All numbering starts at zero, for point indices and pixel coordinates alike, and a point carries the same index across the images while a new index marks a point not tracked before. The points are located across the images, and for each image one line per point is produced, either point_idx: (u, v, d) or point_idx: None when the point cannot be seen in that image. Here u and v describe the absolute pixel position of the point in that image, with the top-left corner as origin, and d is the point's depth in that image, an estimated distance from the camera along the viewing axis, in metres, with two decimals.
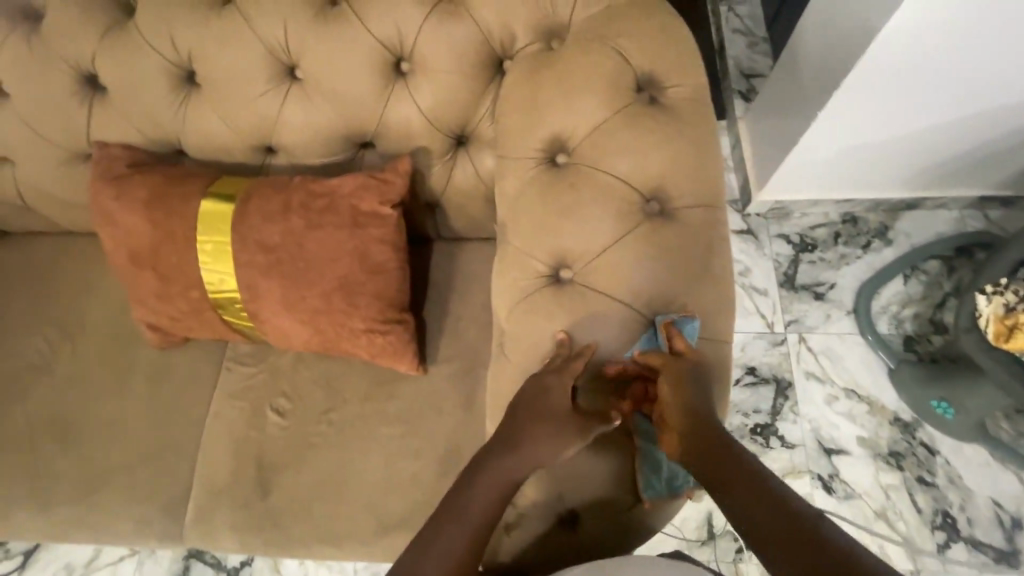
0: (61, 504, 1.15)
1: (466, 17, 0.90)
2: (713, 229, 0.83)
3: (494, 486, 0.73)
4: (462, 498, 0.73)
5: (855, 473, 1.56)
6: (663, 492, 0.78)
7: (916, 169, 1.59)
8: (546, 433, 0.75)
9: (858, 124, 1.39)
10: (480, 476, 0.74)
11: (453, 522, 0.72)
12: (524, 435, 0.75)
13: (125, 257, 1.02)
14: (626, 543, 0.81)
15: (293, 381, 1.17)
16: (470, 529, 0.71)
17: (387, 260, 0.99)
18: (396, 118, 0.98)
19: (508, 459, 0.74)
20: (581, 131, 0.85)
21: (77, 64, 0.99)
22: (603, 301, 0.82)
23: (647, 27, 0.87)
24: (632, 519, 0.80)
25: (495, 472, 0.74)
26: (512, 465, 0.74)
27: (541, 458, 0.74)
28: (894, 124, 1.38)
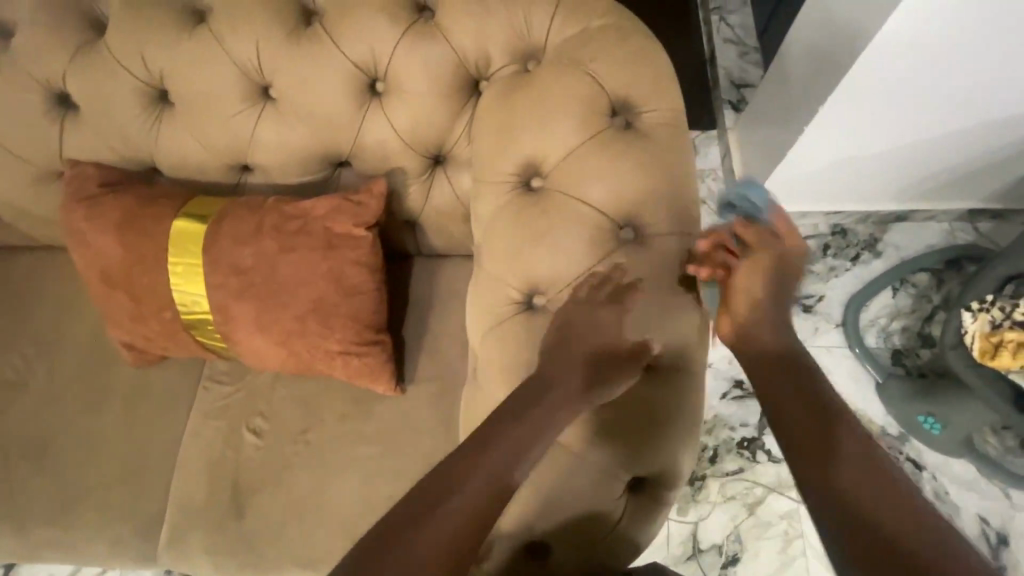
0: (35, 523, 1.13)
1: (441, 39, 0.89)
2: (687, 256, 0.81)
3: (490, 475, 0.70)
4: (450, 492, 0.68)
5: None
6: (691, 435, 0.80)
7: (905, 182, 1.58)
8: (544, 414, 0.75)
9: (846, 138, 1.39)
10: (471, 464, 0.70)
11: (440, 514, 0.66)
12: (515, 421, 0.74)
13: (96, 277, 1.01)
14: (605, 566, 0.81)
15: (269, 400, 1.16)
16: (458, 519, 0.66)
17: (362, 282, 0.97)
18: (371, 138, 0.97)
19: (501, 447, 0.72)
20: (555, 155, 0.84)
21: (49, 83, 0.98)
22: (571, 327, 0.79)
23: (622, 49, 0.86)
24: (612, 540, 0.80)
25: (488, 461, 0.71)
26: (506, 453, 0.72)
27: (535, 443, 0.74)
28: (881, 138, 1.38)
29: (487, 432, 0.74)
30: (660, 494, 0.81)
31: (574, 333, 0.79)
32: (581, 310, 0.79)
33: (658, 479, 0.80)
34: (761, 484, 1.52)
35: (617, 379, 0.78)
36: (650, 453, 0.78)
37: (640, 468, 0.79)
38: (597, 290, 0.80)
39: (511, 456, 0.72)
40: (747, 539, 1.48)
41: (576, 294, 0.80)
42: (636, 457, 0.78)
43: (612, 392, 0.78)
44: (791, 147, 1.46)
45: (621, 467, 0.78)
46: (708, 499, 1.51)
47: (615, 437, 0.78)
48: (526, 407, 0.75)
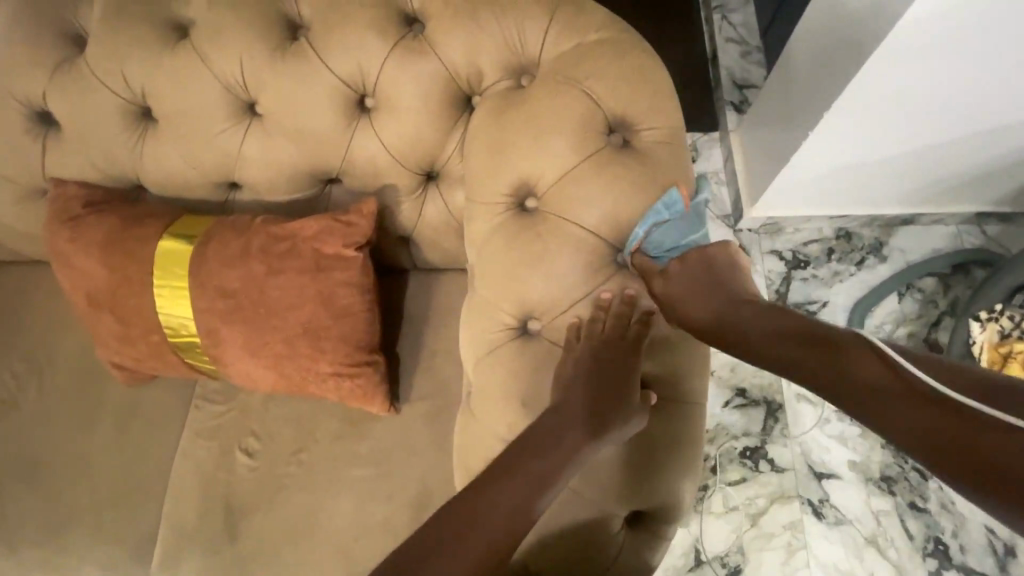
0: (26, 545, 1.12)
1: (431, 54, 0.86)
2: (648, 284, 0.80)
3: (503, 514, 0.67)
4: (460, 537, 0.65)
5: (846, 498, 1.49)
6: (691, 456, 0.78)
7: (911, 188, 1.54)
8: (558, 450, 0.71)
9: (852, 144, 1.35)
10: (483, 502, 0.68)
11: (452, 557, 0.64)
12: (526, 455, 0.71)
13: (82, 298, 0.99)
14: None
15: (262, 420, 1.14)
16: (470, 560, 0.64)
17: (353, 303, 0.95)
18: (360, 155, 0.94)
19: (513, 484, 0.69)
20: (549, 176, 0.81)
21: (30, 101, 0.95)
22: (572, 356, 0.76)
23: (618, 63, 0.82)
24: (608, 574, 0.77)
25: (502, 501, 0.68)
26: (521, 492, 0.68)
27: (552, 481, 0.69)
28: (887, 145, 1.35)
29: (501, 468, 0.70)
30: (660, 527, 0.78)
31: (587, 369, 0.74)
32: (594, 344, 0.75)
33: (658, 513, 0.77)
34: (763, 493, 1.49)
35: (630, 420, 0.72)
36: (650, 487, 0.76)
37: (639, 502, 0.76)
38: (611, 326, 0.76)
39: (525, 493, 0.68)
40: (750, 550, 1.46)
41: (580, 324, 0.78)
42: (636, 492, 0.76)
43: (623, 434, 0.73)
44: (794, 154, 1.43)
45: (620, 501, 0.76)
46: (710, 509, 1.49)
47: (613, 472, 0.75)
48: (542, 442, 0.71)
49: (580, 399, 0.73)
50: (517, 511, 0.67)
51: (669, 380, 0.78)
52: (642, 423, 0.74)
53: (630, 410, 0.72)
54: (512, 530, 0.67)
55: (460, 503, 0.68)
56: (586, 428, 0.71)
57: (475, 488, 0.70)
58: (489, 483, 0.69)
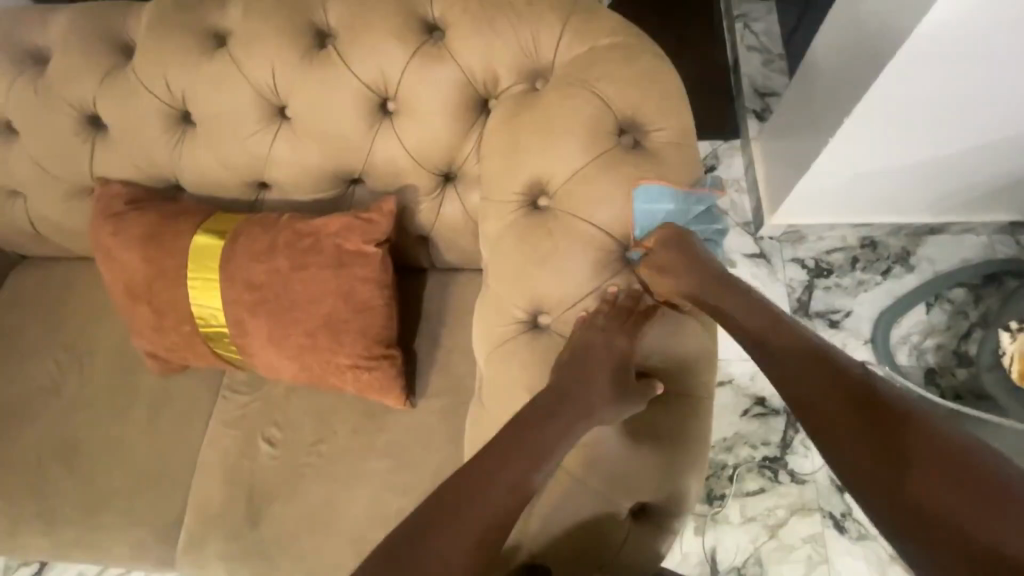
0: (63, 524, 1.18)
1: (450, 60, 0.90)
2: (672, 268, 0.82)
3: (501, 497, 0.70)
4: (458, 517, 0.68)
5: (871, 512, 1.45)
6: (696, 455, 0.78)
7: (937, 197, 1.53)
8: (559, 432, 0.73)
9: (872, 152, 1.35)
10: (482, 486, 0.71)
11: (457, 533, 0.68)
12: (523, 440, 0.73)
13: (121, 290, 1.05)
14: None
15: (284, 411, 1.18)
16: (471, 538, 0.68)
17: (372, 297, 0.99)
18: (383, 157, 0.98)
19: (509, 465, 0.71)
20: (560, 176, 0.84)
21: (81, 106, 1.03)
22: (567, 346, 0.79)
23: (630, 67, 0.85)
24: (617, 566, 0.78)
25: (496, 485, 0.70)
26: (515, 476, 0.71)
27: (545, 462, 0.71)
28: (914, 149, 1.33)
29: (496, 448, 0.74)
30: (666, 521, 0.79)
31: (583, 358, 0.77)
32: (596, 335, 0.77)
33: (662, 506, 0.78)
34: (782, 505, 1.47)
35: (626, 402, 0.75)
36: (655, 479, 0.76)
37: (642, 493, 0.77)
38: (613, 324, 0.77)
39: (522, 473, 0.71)
40: (769, 563, 1.43)
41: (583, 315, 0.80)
42: (638, 483, 0.76)
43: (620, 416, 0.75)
44: (815, 159, 1.42)
45: (622, 491, 0.77)
46: (727, 519, 1.47)
47: (615, 463, 0.77)
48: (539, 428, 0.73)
49: (580, 384, 0.75)
50: (512, 493, 0.71)
51: (673, 376, 0.80)
52: (639, 406, 0.76)
53: (630, 395, 0.75)
54: (504, 510, 0.69)
55: (457, 488, 0.71)
56: (586, 412, 0.74)
57: (473, 472, 0.72)
58: (487, 468, 0.72)
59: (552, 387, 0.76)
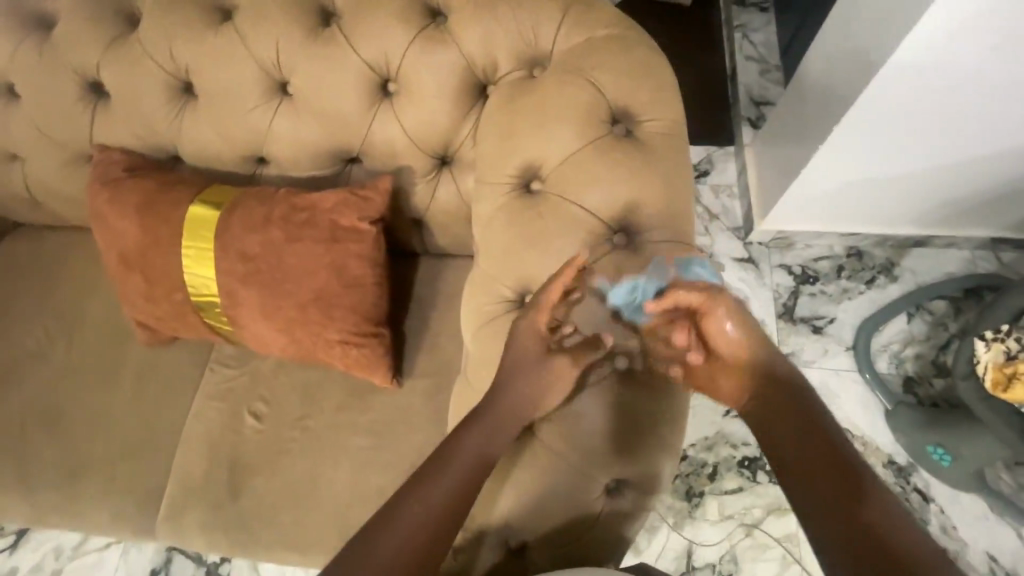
0: (45, 490, 1.19)
1: (451, 45, 0.92)
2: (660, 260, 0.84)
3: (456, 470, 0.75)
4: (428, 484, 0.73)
5: None
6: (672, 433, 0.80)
7: (923, 209, 1.56)
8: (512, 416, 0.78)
9: (860, 160, 1.38)
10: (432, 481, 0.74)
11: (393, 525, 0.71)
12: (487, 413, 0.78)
13: (115, 256, 1.06)
14: (596, 556, 0.81)
15: (271, 386, 1.19)
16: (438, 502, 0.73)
17: (364, 274, 1.01)
18: (381, 138, 1.00)
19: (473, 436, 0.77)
20: (553, 161, 0.86)
21: (84, 73, 1.04)
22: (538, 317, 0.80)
23: (627, 60, 0.87)
24: (594, 538, 0.80)
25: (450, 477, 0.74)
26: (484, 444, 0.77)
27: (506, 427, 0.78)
28: (901, 160, 1.36)
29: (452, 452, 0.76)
30: (642, 498, 0.80)
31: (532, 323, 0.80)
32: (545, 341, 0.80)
33: (637, 482, 0.80)
34: (760, 505, 1.49)
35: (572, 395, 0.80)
36: (629, 455, 0.79)
37: (618, 467, 0.79)
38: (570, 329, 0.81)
39: (479, 465, 0.76)
40: (743, 560, 1.46)
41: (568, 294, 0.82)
42: (616, 456, 0.79)
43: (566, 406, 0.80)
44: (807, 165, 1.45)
45: (599, 465, 0.79)
46: (705, 516, 1.50)
47: (594, 437, 0.79)
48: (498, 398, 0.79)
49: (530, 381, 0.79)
50: (470, 467, 0.75)
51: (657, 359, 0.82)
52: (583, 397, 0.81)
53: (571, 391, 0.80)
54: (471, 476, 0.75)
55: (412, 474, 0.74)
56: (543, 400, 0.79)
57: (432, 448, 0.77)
58: (441, 462, 0.75)
59: (511, 358, 0.80)
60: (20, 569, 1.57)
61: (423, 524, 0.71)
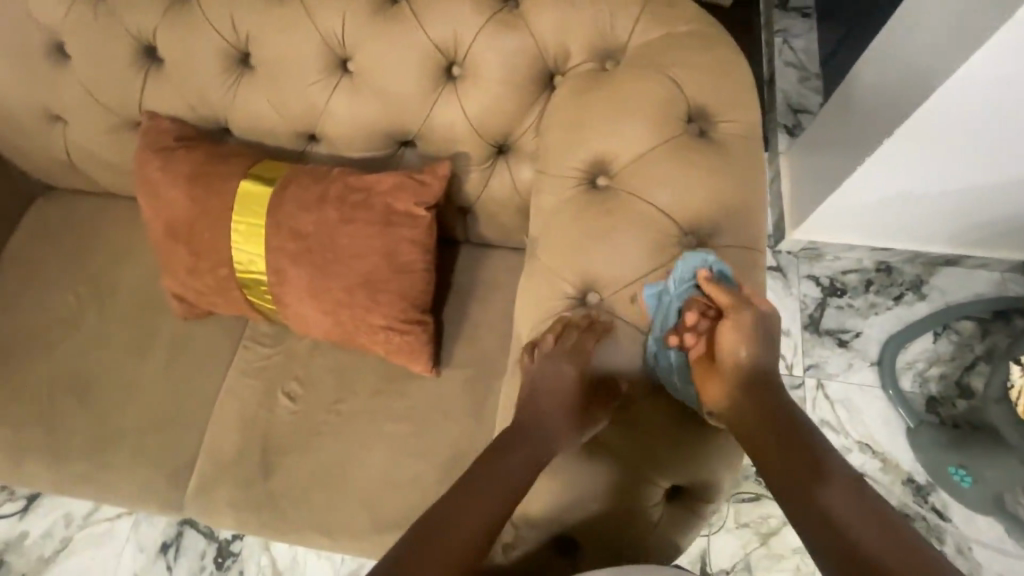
0: (71, 457, 1.17)
1: (525, 29, 0.89)
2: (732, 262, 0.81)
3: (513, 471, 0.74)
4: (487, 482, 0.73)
5: None
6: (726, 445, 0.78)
7: (958, 227, 1.53)
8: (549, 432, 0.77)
9: (905, 174, 1.34)
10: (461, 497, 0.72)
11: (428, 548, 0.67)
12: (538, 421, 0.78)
13: (161, 226, 1.04)
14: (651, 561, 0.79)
15: (306, 367, 1.18)
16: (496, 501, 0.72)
17: (415, 260, 0.99)
18: (441, 122, 0.98)
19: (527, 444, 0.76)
20: (625, 157, 0.84)
21: (140, 36, 1.01)
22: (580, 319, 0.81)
23: (707, 58, 0.85)
24: (647, 544, 0.78)
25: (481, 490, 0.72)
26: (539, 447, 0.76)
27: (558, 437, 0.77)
28: (946, 177, 1.33)
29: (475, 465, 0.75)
30: (700, 506, 0.79)
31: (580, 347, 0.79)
32: (552, 363, 0.79)
33: (696, 490, 0.78)
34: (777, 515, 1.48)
35: (585, 423, 0.77)
36: (684, 462, 0.77)
37: (674, 474, 0.77)
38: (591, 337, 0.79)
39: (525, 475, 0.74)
40: (757, 569, 1.45)
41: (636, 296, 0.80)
42: (674, 463, 0.77)
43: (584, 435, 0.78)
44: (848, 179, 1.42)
45: (656, 471, 0.77)
46: (721, 522, 1.49)
47: (653, 441, 0.78)
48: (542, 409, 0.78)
49: (551, 404, 0.78)
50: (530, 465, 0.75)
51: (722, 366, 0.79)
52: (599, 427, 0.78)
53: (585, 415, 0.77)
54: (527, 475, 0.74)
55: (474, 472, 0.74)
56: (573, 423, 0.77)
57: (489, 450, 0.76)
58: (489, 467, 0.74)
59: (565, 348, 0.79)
60: (31, 533, 1.55)
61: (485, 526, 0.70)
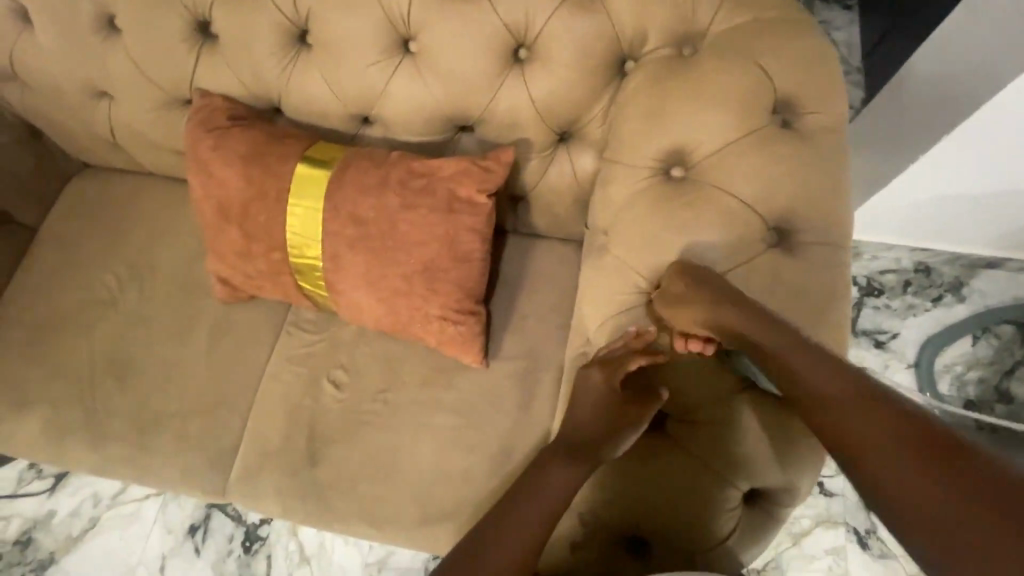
0: (114, 439, 1.16)
1: (601, 12, 0.85)
2: (824, 261, 0.77)
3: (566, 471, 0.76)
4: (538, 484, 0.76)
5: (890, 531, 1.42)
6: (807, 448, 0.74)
7: (1003, 230, 1.40)
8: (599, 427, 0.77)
9: (947, 180, 1.23)
10: (518, 505, 0.75)
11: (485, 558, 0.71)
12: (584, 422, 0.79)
13: (213, 208, 1.02)
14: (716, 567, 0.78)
15: (352, 355, 1.16)
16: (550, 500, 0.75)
17: (474, 250, 0.96)
18: (505, 107, 0.95)
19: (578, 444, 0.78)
20: (705, 148, 0.81)
21: (194, 10, 0.98)
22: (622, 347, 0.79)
23: (795, 47, 0.82)
24: (721, 548, 0.77)
25: (537, 494, 0.75)
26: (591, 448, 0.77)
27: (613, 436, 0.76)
28: (986, 181, 1.22)
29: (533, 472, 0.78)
30: (772, 508, 0.78)
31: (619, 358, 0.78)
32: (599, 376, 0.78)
33: (775, 493, 0.76)
34: (808, 514, 1.43)
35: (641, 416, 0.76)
36: (757, 465, 0.74)
37: (750, 478, 0.75)
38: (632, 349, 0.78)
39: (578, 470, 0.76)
40: (789, 569, 1.40)
41: None
42: (747, 466, 0.75)
43: (624, 442, 0.77)
44: (878, 189, 1.34)
45: (729, 474, 0.75)
46: None
47: (725, 443, 0.75)
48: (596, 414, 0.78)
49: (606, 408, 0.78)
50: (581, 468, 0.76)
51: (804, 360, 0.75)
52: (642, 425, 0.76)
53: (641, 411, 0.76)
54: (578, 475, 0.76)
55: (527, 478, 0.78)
56: (616, 424, 0.76)
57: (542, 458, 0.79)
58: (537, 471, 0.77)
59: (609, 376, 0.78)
60: (58, 512, 1.53)
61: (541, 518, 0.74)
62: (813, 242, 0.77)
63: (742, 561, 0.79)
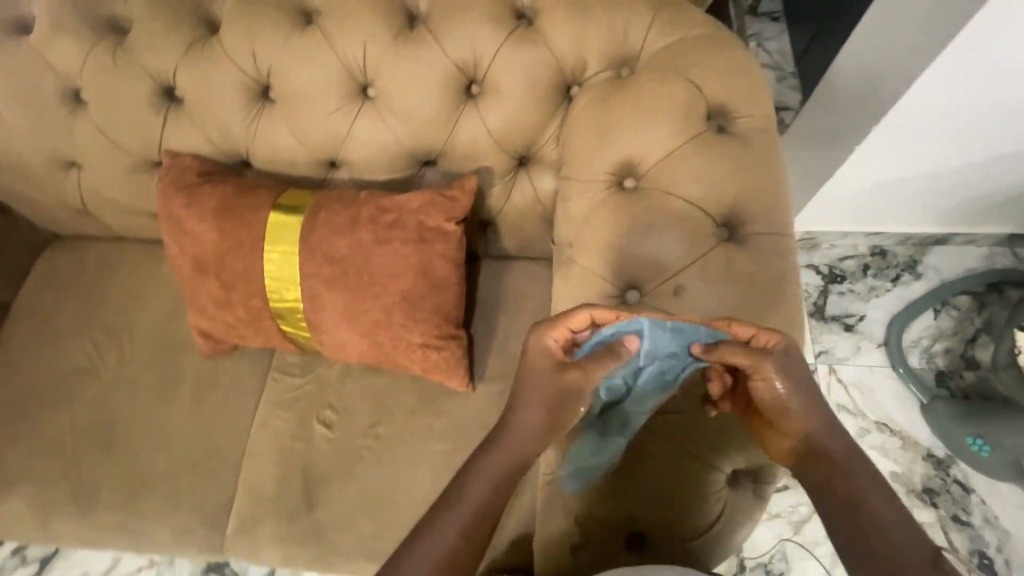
0: (103, 507, 1.14)
1: (543, 45, 0.92)
2: (775, 249, 0.83)
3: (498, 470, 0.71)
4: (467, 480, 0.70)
5: None
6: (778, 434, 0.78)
7: (939, 206, 1.51)
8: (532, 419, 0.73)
9: (883, 167, 1.33)
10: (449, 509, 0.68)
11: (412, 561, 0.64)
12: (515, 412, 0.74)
13: (189, 264, 1.04)
14: (709, 549, 0.81)
15: (339, 393, 1.17)
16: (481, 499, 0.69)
17: (448, 276, 1.00)
18: (463, 139, 1.00)
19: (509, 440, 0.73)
20: (651, 158, 0.88)
21: (158, 77, 1.03)
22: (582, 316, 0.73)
23: (721, 59, 0.90)
24: (712, 530, 0.80)
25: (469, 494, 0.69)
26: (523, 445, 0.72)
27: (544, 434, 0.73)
28: (917, 164, 1.32)
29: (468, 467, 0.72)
30: (759, 488, 0.81)
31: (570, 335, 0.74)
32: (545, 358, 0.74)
33: (757, 472, 0.80)
34: (805, 501, 1.46)
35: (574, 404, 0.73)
36: (738, 448, 0.78)
37: (731, 460, 0.79)
38: (601, 311, 0.73)
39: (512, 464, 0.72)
40: (794, 558, 1.42)
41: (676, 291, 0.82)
42: (727, 449, 0.79)
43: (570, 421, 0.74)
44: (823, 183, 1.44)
45: (712, 458, 0.79)
46: None
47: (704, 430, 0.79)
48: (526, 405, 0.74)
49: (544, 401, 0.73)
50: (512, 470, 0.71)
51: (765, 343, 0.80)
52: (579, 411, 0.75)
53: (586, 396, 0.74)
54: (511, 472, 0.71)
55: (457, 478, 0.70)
56: (556, 417, 0.73)
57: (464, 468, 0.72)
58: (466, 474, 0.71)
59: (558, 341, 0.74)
60: None
61: (476, 516, 0.67)
62: (762, 233, 0.83)
63: (734, 542, 0.82)
